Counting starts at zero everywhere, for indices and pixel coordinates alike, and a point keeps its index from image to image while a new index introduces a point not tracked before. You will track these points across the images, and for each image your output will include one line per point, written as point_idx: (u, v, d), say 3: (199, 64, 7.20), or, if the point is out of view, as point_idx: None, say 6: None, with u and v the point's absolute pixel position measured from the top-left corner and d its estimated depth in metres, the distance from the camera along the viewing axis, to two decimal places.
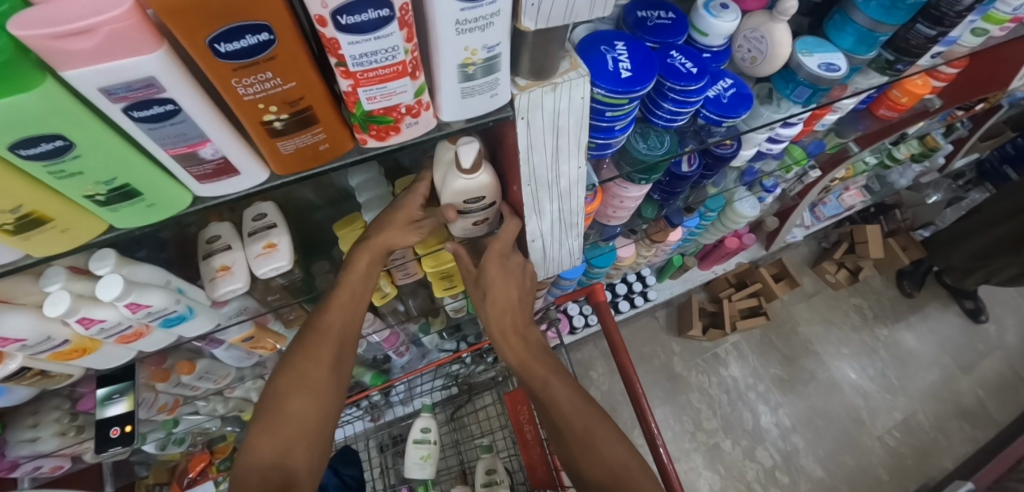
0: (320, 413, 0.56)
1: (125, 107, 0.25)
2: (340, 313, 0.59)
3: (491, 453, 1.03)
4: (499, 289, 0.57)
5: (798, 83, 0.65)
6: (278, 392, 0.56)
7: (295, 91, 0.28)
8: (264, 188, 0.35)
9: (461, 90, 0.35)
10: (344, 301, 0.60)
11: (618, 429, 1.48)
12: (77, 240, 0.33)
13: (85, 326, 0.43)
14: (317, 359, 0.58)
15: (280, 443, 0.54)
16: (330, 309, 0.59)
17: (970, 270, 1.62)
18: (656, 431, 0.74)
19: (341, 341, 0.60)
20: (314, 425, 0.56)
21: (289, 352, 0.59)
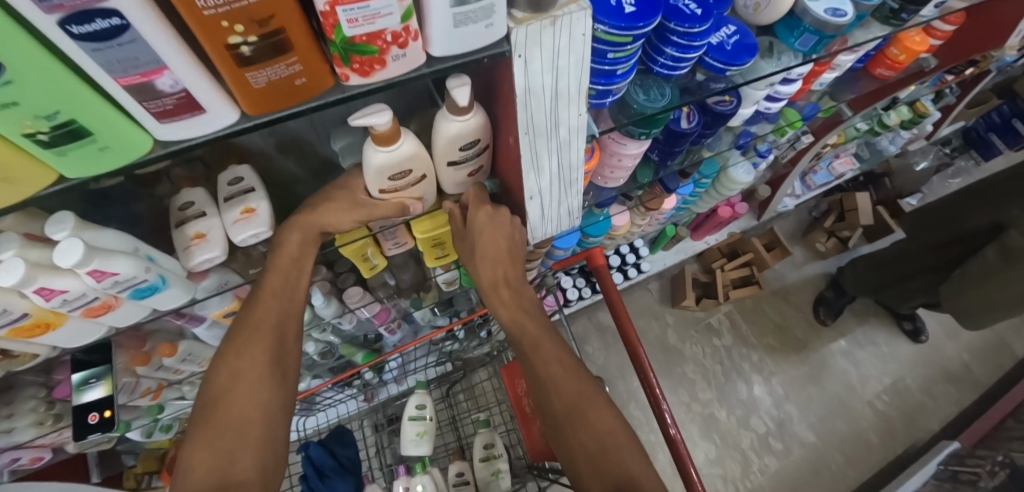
0: (263, 407, 0.53)
1: (60, 20, 0.21)
2: (272, 302, 0.55)
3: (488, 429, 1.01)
4: (487, 239, 0.56)
5: (803, 30, 0.63)
6: (213, 400, 0.52)
7: (264, 6, 0.24)
8: (236, 131, 0.32)
9: (454, 17, 0.31)
10: (273, 289, 0.55)
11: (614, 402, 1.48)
12: (22, 194, 0.30)
13: (46, 298, 0.39)
14: (247, 357, 0.54)
15: (221, 456, 0.50)
16: (257, 299, 0.55)
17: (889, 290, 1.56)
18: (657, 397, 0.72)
19: (275, 334, 0.56)
20: (257, 418, 0.52)
21: (215, 358, 0.55)
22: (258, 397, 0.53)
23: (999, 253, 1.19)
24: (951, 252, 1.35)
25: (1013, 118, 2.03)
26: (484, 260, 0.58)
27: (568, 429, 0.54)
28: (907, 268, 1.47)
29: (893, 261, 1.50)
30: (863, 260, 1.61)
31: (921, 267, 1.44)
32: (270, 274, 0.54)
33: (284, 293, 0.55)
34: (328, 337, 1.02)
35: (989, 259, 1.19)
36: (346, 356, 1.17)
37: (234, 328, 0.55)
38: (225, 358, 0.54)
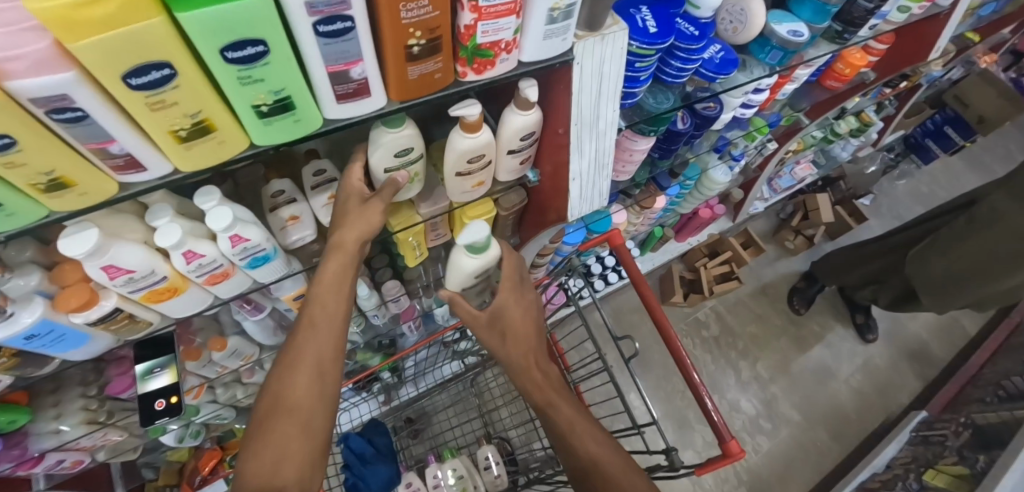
0: (316, 362, 0.51)
1: (316, 21, 0.30)
2: (342, 260, 0.54)
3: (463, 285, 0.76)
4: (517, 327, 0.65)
5: (772, 47, 0.79)
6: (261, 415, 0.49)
7: (435, 19, 0.35)
8: (383, 113, 0.41)
9: (545, 32, 0.43)
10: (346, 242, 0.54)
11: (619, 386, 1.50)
12: (227, 156, 0.37)
13: (187, 261, 0.46)
14: (310, 313, 0.52)
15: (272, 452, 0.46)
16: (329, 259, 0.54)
17: (861, 285, 1.70)
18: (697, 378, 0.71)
19: (338, 298, 0.53)
20: (308, 374, 0.50)
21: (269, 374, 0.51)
22: (309, 350, 0.51)
23: (966, 220, 1.18)
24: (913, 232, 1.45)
25: (945, 124, 2.16)
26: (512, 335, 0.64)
27: (589, 484, 0.54)
28: (874, 248, 1.58)
29: (867, 243, 1.61)
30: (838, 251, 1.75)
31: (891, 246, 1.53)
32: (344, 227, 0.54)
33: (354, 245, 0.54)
34: (354, 336, 1.06)
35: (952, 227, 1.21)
36: (364, 359, 1.22)
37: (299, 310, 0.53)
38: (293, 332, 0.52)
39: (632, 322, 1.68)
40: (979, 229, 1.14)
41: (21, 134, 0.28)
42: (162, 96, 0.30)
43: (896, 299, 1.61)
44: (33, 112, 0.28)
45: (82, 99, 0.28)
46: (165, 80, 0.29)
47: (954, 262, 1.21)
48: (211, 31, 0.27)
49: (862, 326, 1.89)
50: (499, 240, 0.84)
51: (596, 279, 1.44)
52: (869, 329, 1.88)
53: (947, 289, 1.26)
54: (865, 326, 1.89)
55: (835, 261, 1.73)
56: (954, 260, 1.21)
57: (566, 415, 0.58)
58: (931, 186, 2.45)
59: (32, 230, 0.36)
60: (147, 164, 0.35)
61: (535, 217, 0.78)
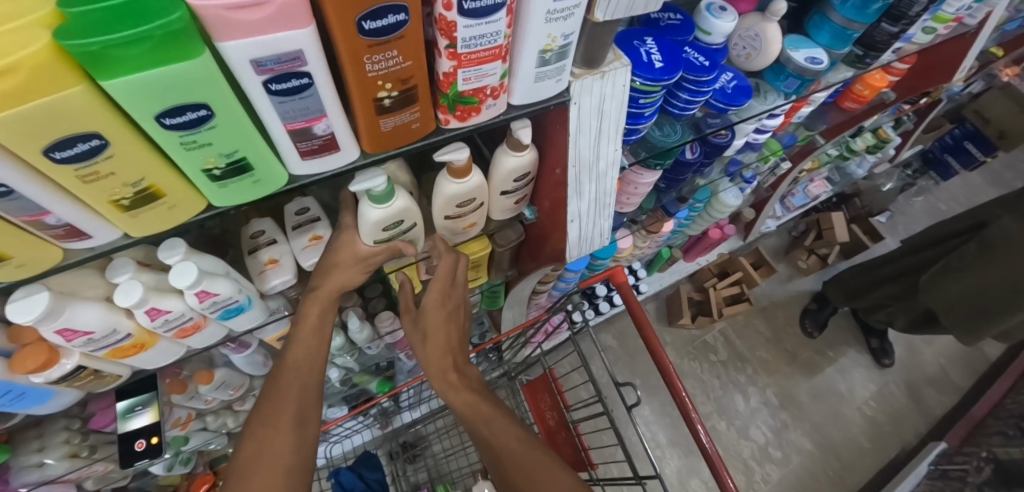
0: (299, 407, 0.49)
1: (266, 80, 0.27)
2: (316, 308, 0.53)
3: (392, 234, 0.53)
4: (437, 329, 0.57)
5: (788, 75, 0.75)
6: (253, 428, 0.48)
7: (408, 70, 0.31)
8: (355, 167, 0.37)
9: (536, 74, 0.39)
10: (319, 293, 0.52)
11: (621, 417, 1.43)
12: (181, 218, 0.34)
13: (151, 318, 0.43)
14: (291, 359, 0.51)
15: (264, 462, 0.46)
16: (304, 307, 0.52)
17: (874, 308, 1.63)
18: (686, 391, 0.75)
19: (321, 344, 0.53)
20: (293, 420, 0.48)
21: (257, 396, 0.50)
22: (293, 394, 0.50)
23: (978, 247, 1.12)
24: (925, 255, 1.39)
25: (965, 139, 2.06)
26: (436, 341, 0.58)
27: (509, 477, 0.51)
28: (886, 271, 1.52)
29: (878, 265, 1.56)
30: (850, 270, 1.69)
31: (902, 271, 1.47)
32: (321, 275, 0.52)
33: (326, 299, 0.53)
34: (349, 363, 1.02)
35: (962, 254, 1.16)
36: (361, 384, 1.17)
37: (278, 362, 0.52)
38: (270, 384, 0.50)
39: (638, 346, 1.63)
40: (992, 256, 1.09)
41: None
42: (96, 167, 0.27)
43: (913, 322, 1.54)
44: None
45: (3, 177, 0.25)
46: (95, 151, 0.26)
47: (969, 285, 1.15)
48: (142, 100, 0.24)
49: (878, 351, 1.81)
50: (495, 273, 0.80)
51: (599, 301, 1.39)
52: (885, 354, 1.80)
53: (955, 314, 1.20)
54: (880, 351, 1.81)
55: (847, 284, 1.67)
56: (971, 287, 1.14)
57: (516, 443, 0.52)
58: (949, 204, 2.36)
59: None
60: (92, 231, 0.32)
61: (533, 252, 0.74)
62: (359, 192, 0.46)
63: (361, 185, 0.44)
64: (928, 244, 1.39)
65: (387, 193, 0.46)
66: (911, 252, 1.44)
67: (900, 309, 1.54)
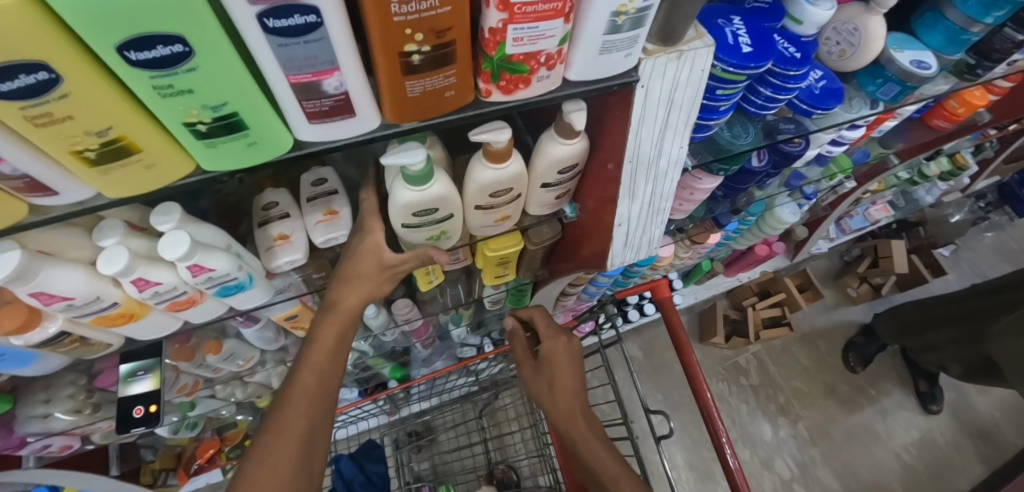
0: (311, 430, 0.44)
1: (261, 13, 0.21)
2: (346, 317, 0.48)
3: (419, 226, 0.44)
4: (562, 374, 0.67)
5: (887, 79, 0.64)
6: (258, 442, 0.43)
7: (446, 19, 0.24)
8: (374, 138, 0.31)
9: (602, 44, 0.32)
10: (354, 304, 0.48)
11: (643, 436, 1.35)
12: (165, 180, 0.29)
13: (139, 289, 0.39)
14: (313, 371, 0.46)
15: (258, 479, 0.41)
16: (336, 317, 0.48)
17: (927, 349, 1.47)
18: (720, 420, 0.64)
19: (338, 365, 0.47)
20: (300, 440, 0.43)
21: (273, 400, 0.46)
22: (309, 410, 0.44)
23: None
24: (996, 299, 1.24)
25: None
26: (559, 389, 0.66)
27: None
28: (950, 310, 1.36)
29: (942, 303, 1.40)
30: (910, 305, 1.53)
31: (965, 313, 1.31)
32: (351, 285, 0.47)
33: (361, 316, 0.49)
34: (362, 348, 0.97)
35: None
36: (374, 369, 1.13)
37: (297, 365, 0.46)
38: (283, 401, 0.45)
39: (665, 360, 1.54)
40: None
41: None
42: (48, 108, 0.21)
43: (965, 372, 1.37)
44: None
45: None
46: (44, 87, 0.21)
47: None
48: (96, 25, 0.19)
49: (926, 395, 1.64)
50: (525, 272, 0.73)
51: (629, 310, 1.30)
52: (933, 399, 1.64)
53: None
54: (929, 396, 1.64)
55: (903, 318, 1.53)
56: None
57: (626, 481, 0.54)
58: None
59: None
60: (55, 186, 0.27)
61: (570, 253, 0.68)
62: (391, 169, 0.37)
63: (394, 160, 0.35)
64: (1003, 285, 1.24)
65: (427, 174, 0.37)
66: (981, 294, 1.28)
67: (955, 354, 1.37)
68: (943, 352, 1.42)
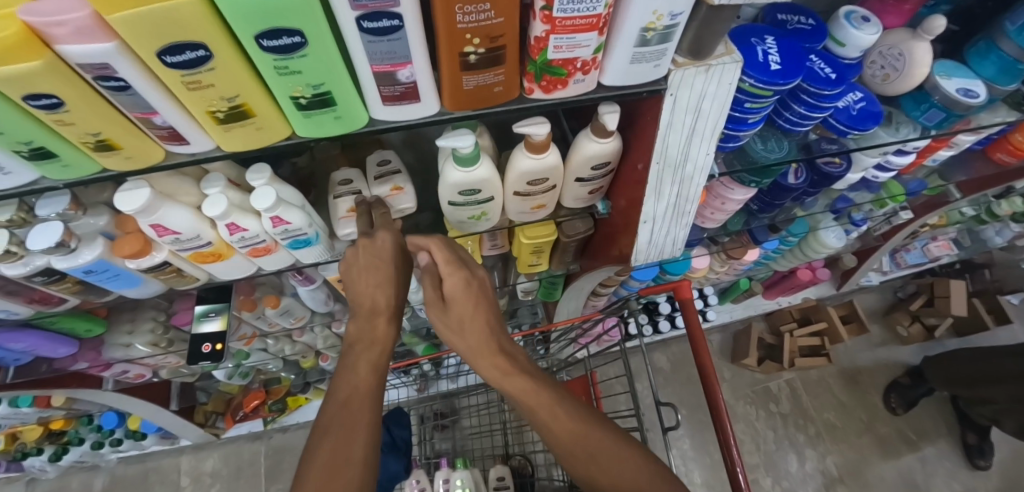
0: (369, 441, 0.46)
1: (360, 16, 0.27)
2: (382, 326, 0.52)
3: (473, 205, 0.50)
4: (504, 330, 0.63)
5: (931, 105, 0.65)
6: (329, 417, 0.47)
7: (499, 27, 0.30)
8: (433, 121, 0.37)
9: (633, 56, 0.36)
10: (376, 317, 0.52)
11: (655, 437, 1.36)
12: (268, 141, 0.36)
13: (230, 233, 0.47)
14: (357, 384, 0.49)
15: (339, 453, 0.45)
16: (367, 325, 0.52)
17: (980, 399, 1.38)
18: (737, 448, 0.61)
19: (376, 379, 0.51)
20: (362, 453, 0.45)
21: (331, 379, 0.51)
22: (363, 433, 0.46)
23: None
24: None
25: None
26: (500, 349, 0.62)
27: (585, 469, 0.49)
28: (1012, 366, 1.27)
29: (1001, 357, 1.31)
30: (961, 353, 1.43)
31: None
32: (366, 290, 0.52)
33: (391, 313, 0.53)
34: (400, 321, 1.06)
35: None
36: (409, 345, 1.22)
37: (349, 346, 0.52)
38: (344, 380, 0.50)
39: (691, 375, 1.53)
40: None
41: (67, 96, 0.29)
42: (199, 76, 0.29)
43: None
44: (83, 76, 0.29)
45: (123, 70, 0.28)
46: (199, 60, 0.28)
47: None
48: (242, 18, 0.26)
49: (974, 449, 1.53)
50: (557, 264, 0.78)
51: (660, 319, 1.31)
52: (983, 455, 1.52)
53: None
54: (978, 450, 1.52)
55: (953, 367, 1.43)
56: None
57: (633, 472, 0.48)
58: None
59: (80, 183, 0.40)
60: (188, 137, 0.35)
61: (601, 249, 0.72)
62: (444, 150, 0.44)
63: (447, 143, 0.41)
64: None
65: (474, 157, 0.43)
66: None
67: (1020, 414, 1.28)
68: (1001, 407, 1.33)
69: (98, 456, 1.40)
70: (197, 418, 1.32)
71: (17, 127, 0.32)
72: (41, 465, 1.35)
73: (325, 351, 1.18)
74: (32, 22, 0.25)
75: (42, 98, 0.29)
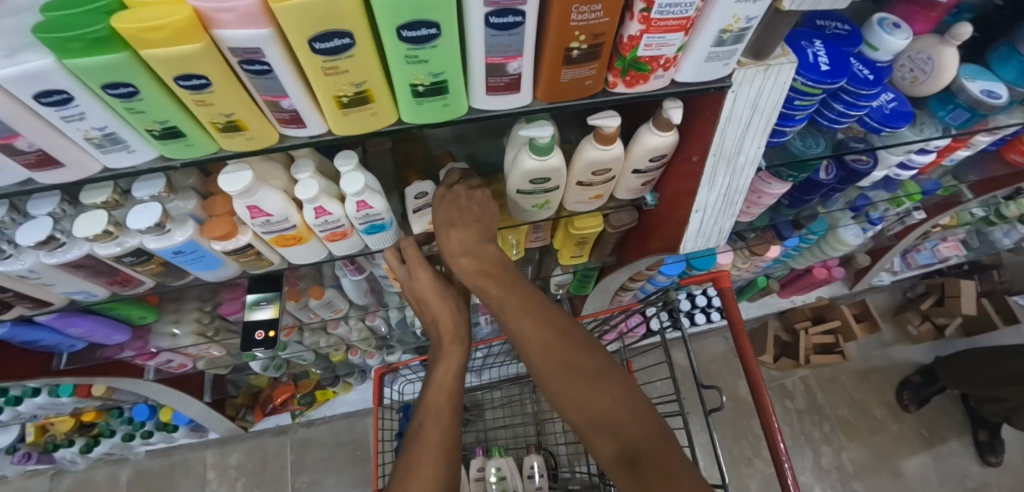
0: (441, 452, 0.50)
1: (490, 12, 0.31)
2: (456, 353, 0.58)
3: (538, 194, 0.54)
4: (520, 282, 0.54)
5: (956, 106, 0.68)
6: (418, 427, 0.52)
7: (603, 26, 0.33)
8: (524, 111, 0.41)
9: (708, 53, 0.40)
10: (447, 341, 0.58)
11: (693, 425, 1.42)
12: (377, 125, 0.39)
13: (316, 216, 0.50)
14: (432, 399, 0.54)
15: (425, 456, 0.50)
16: (444, 354, 0.57)
17: (992, 396, 1.41)
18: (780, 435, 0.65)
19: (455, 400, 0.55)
20: (440, 468, 0.49)
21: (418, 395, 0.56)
22: (436, 440, 0.51)
23: None
24: None
25: None
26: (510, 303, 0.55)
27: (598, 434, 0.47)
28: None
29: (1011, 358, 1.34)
30: (976, 353, 1.44)
31: None
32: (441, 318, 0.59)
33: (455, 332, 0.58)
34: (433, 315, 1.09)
35: None
36: None
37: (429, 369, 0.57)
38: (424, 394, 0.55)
39: (709, 371, 1.56)
40: None
41: (215, 77, 0.32)
42: (338, 64, 0.32)
43: None
44: (229, 59, 0.32)
45: (271, 56, 0.31)
46: (343, 49, 0.31)
47: None
48: (393, 12, 0.29)
49: (985, 445, 1.56)
50: (596, 256, 0.81)
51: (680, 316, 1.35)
52: (994, 451, 1.55)
53: None
54: (989, 446, 1.55)
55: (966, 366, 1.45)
56: None
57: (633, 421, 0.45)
58: None
59: (194, 162, 0.43)
60: (307, 121, 0.38)
61: (640, 240, 0.75)
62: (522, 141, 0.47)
63: (527, 133, 0.45)
64: None
65: (549, 147, 0.47)
66: None
67: None
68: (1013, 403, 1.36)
69: (127, 448, 1.42)
70: (228, 410, 1.36)
71: (159, 106, 0.34)
72: (71, 457, 1.37)
73: (356, 344, 1.21)
74: (205, 9, 0.28)
75: (193, 78, 0.32)
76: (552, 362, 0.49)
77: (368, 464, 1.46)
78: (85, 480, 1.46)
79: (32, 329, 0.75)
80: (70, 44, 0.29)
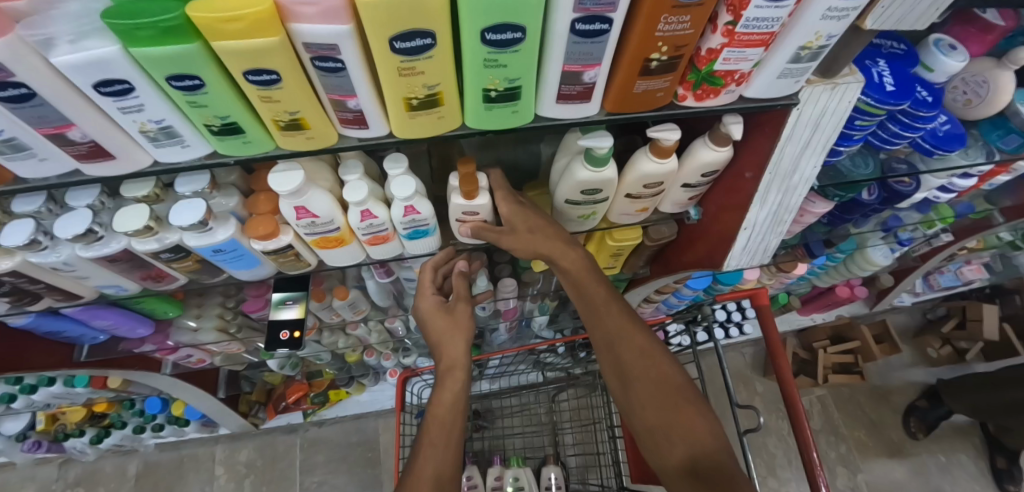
0: (436, 478, 0.53)
1: (577, 19, 0.29)
2: (452, 379, 0.61)
3: (585, 206, 0.53)
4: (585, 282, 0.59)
5: (1010, 130, 0.67)
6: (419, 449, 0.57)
7: (687, 37, 0.32)
8: (589, 120, 0.40)
9: (783, 70, 0.39)
10: (447, 366, 0.62)
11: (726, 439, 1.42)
12: (441, 129, 0.38)
13: (361, 219, 0.49)
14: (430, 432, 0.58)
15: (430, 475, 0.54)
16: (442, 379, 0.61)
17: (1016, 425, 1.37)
18: (817, 454, 0.64)
19: (450, 426, 0.58)
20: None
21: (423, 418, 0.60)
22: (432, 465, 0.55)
23: None
24: None
25: None
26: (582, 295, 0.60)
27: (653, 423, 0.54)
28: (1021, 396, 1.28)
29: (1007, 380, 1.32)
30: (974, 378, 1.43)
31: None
32: (447, 345, 0.62)
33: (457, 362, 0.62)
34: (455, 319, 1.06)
35: None
36: None
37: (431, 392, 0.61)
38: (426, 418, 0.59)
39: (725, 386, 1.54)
40: None
41: (285, 73, 0.31)
42: (415, 64, 0.31)
43: None
44: (301, 56, 0.31)
45: (346, 53, 0.30)
46: (422, 49, 0.30)
47: None
48: (478, 14, 0.28)
49: (1004, 473, 1.52)
50: (629, 268, 0.80)
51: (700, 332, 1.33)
52: (1014, 479, 1.51)
53: None
54: (1009, 474, 1.52)
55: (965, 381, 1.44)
56: None
57: (705, 434, 0.52)
58: None
59: (247, 160, 0.41)
60: (369, 122, 0.37)
61: (677, 253, 0.74)
62: (578, 151, 0.46)
63: (586, 145, 0.44)
64: None
65: (606, 159, 0.46)
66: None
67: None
68: None
69: (137, 440, 1.41)
70: (241, 406, 1.35)
71: (223, 103, 0.33)
72: (81, 447, 1.37)
73: (373, 346, 1.20)
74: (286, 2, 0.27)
75: (263, 74, 0.30)
76: (640, 365, 0.56)
77: (378, 465, 1.46)
78: (94, 470, 1.46)
79: (56, 320, 0.74)
80: (140, 32, 0.27)
